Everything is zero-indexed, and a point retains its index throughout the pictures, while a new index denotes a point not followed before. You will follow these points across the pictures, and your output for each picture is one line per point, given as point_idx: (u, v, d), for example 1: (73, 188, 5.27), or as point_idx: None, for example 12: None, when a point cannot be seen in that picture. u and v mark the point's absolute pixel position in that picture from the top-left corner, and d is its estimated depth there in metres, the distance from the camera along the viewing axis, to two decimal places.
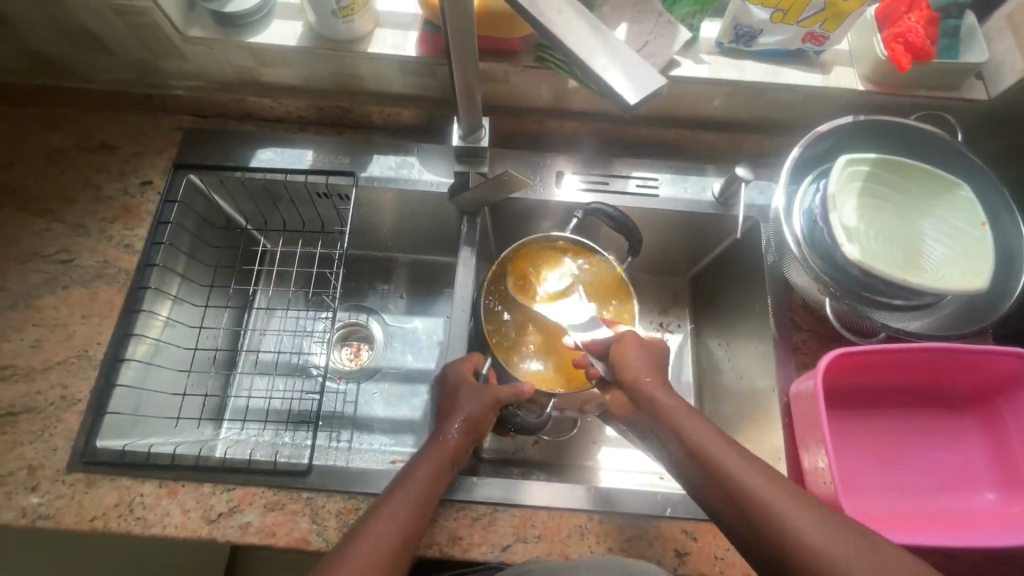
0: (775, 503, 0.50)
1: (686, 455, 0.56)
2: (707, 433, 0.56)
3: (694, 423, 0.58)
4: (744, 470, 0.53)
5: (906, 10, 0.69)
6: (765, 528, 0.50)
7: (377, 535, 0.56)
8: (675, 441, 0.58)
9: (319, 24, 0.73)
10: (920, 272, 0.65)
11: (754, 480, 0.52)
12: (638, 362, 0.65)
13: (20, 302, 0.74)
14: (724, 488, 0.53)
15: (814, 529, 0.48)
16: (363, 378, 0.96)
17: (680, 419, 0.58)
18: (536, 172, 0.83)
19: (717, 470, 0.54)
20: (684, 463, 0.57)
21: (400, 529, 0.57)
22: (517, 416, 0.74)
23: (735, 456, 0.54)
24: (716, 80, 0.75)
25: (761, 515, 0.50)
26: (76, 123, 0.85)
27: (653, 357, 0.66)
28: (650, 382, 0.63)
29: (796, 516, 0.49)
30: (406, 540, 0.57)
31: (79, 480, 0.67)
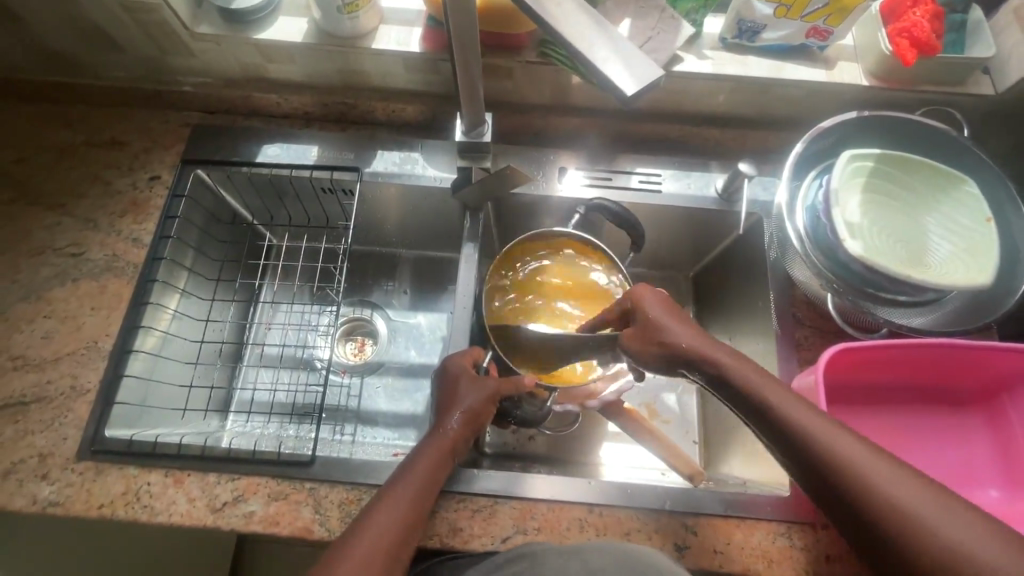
0: (847, 452, 0.50)
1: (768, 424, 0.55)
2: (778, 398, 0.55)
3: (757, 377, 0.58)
4: (813, 425, 0.53)
5: (911, 5, 0.69)
6: (838, 479, 0.49)
7: (384, 523, 0.57)
8: (736, 396, 0.58)
9: (325, 20, 0.74)
10: (924, 268, 0.65)
11: (821, 433, 0.52)
12: (666, 326, 0.63)
13: (32, 294, 0.76)
14: (792, 440, 0.53)
15: (890, 479, 0.47)
16: (366, 372, 0.97)
17: (738, 374, 0.59)
18: (539, 167, 0.84)
19: (782, 423, 0.54)
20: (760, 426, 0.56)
21: (405, 519, 0.58)
22: (518, 410, 0.77)
23: (800, 409, 0.54)
24: (720, 75, 0.75)
25: (833, 466, 0.50)
26: (86, 119, 0.86)
27: (680, 316, 0.64)
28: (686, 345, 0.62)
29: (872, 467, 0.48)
30: (414, 527, 0.58)
31: (88, 469, 0.68)
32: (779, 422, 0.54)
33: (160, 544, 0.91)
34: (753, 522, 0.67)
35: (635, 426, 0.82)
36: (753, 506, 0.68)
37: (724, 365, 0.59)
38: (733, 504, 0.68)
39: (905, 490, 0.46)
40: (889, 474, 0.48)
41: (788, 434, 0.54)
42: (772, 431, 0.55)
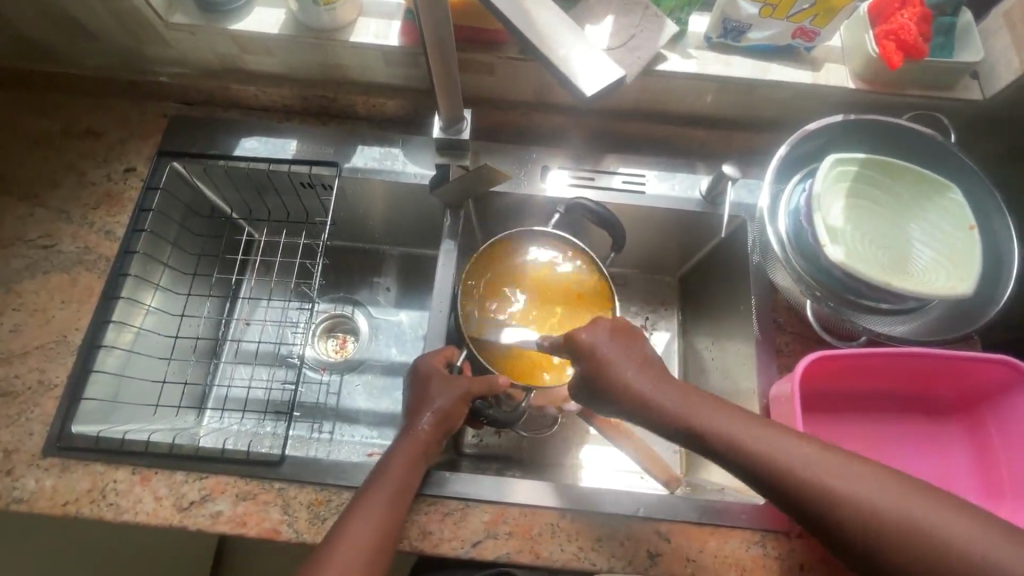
0: (799, 457, 0.51)
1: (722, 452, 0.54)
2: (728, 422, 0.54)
3: (689, 403, 0.56)
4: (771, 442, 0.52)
5: (899, 6, 0.67)
6: (787, 483, 0.51)
7: (363, 526, 0.57)
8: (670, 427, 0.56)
9: (302, 12, 0.72)
10: (904, 275, 0.64)
11: (773, 446, 0.52)
12: (601, 350, 0.60)
13: (1, 286, 0.74)
14: (743, 458, 0.52)
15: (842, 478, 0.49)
16: (346, 370, 0.96)
17: (677, 401, 0.56)
18: (521, 166, 0.82)
19: (734, 443, 0.53)
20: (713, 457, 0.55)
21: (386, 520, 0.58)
22: (490, 408, 0.71)
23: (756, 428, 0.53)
24: (704, 76, 0.73)
25: (781, 473, 0.51)
26: (62, 107, 0.84)
27: (625, 345, 0.61)
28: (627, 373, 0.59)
29: (838, 470, 0.50)
30: (392, 525, 0.58)
31: (54, 465, 0.67)
32: (731, 440, 0.53)
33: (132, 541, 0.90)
34: (727, 529, 0.66)
35: (611, 430, 0.78)
36: (727, 514, 0.67)
37: (663, 396, 0.57)
38: (707, 511, 0.67)
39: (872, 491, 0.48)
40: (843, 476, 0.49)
41: (738, 453, 0.53)
42: (719, 453, 0.54)
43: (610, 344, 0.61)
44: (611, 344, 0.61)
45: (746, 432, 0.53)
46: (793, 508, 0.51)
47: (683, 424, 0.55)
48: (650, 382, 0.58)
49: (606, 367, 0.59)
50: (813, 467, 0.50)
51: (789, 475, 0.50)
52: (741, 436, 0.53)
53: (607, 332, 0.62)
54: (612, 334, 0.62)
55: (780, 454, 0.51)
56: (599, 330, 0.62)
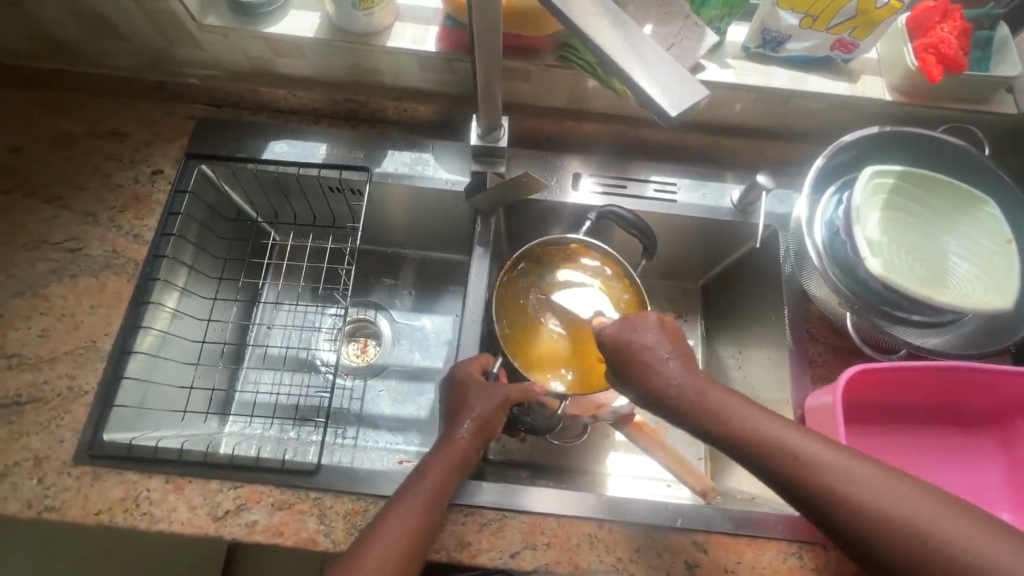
0: (822, 456, 0.52)
1: (744, 446, 0.55)
2: (752, 414, 0.56)
3: (720, 399, 0.57)
4: (795, 438, 0.53)
5: (939, 20, 0.67)
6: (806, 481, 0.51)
7: (393, 532, 0.57)
8: (698, 419, 0.57)
9: (339, 16, 0.72)
10: (943, 288, 0.64)
11: (798, 442, 0.53)
12: (644, 342, 0.61)
13: (28, 290, 0.73)
14: (767, 455, 0.54)
15: (865, 475, 0.50)
16: (369, 375, 0.95)
17: (708, 394, 0.58)
18: (552, 172, 0.82)
19: (758, 437, 0.54)
20: (736, 452, 0.56)
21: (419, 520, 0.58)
22: (528, 416, 0.71)
23: (781, 425, 0.55)
24: (741, 86, 0.73)
25: (800, 471, 0.52)
26: (86, 108, 0.83)
27: (672, 337, 0.62)
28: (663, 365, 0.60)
29: (864, 474, 0.50)
30: (425, 533, 0.58)
31: (85, 473, 0.66)
32: (756, 436, 0.54)
33: (153, 548, 0.89)
34: (764, 540, 0.67)
35: (643, 438, 0.79)
36: (763, 525, 0.67)
37: (696, 388, 0.58)
38: (744, 522, 0.67)
39: (896, 501, 0.48)
40: (866, 473, 0.50)
41: (763, 449, 0.54)
42: (742, 449, 0.55)
43: (652, 338, 0.62)
44: (657, 335, 0.62)
45: (772, 430, 0.54)
46: (813, 510, 0.52)
47: (711, 416, 0.57)
48: (685, 375, 0.59)
49: (644, 359, 0.60)
50: (838, 470, 0.51)
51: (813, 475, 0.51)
52: (768, 435, 0.54)
53: (651, 326, 0.62)
54: (658, 327, 0.63)
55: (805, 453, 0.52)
56: (648, 323, 0.63)
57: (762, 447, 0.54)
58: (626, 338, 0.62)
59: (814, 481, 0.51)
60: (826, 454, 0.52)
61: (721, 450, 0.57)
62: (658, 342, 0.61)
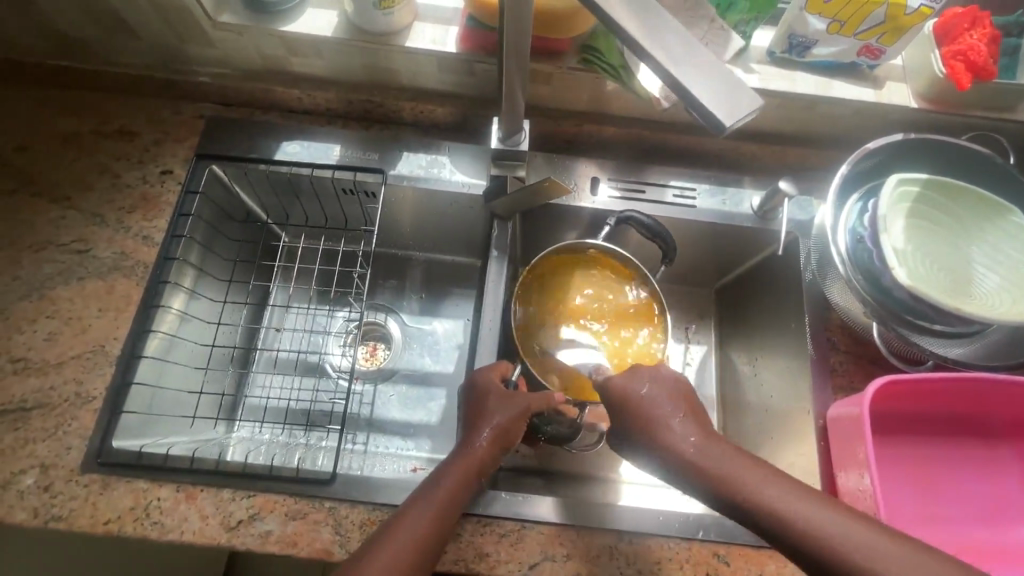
0: (828, 521, 0.49)
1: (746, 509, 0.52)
2: (753, 473, 0.53)
3: (719, 455, 0.55)
4: (799, 502, 0.51)
5: (968, 26, 0.67)
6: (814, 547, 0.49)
7: (399, 547, 0.54)
8: (701, 481, 0.55)
9: (357, 15, 0.70)
10: (971, 299, 0.63)
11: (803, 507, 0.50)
12: (648, 399, 0.61)
13: (34, 292, 0.71)
14: (773, 519, 0.51)
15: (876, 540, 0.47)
16: (380, 380, 0.93)
17: (710, 454, 0.55)
18: (570, 176, 0.81)
19: (762, 501, 0.52)
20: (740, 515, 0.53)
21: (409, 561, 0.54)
22: (549, 425, 0.71)
23: (784, 486, 0.52)
24: (766, 91, 0.72)
25: (807, 537, 0.49)
26: (94, 106, 0.81)
27: (676, 394, 0.62)
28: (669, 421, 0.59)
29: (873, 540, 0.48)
30: (436, 542, 0.57)
31: (94, 482, 0.64)
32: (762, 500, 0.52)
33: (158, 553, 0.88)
34: (786, 552, 0.66)
35: None
36: None
37: (698, 446, 0.56)
38: None
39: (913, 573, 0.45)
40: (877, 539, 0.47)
41: (767, 512, 0.51)
42: (749, 514, 0.52)
43: (656, 394, 0.61)
44: (661, 391, 0.62)
45: (775, 492, 0.52)
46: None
47: (715, 478, 0.54)
48: (690, 431, 0.58)
49: (649, 415, 0.60)
50: (849, 538, 0.48)
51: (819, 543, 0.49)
52: (772, 499, 0.51)
53: (656, 382, 0.63)
54: (660, 381, 0.63)
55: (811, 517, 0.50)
56: (651, 378, 0.63)
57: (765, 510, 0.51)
58: (634, 391, 0.62)
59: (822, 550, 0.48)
60: (834, 519, 0.49)
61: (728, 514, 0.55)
62: (664, 399, 0.61)
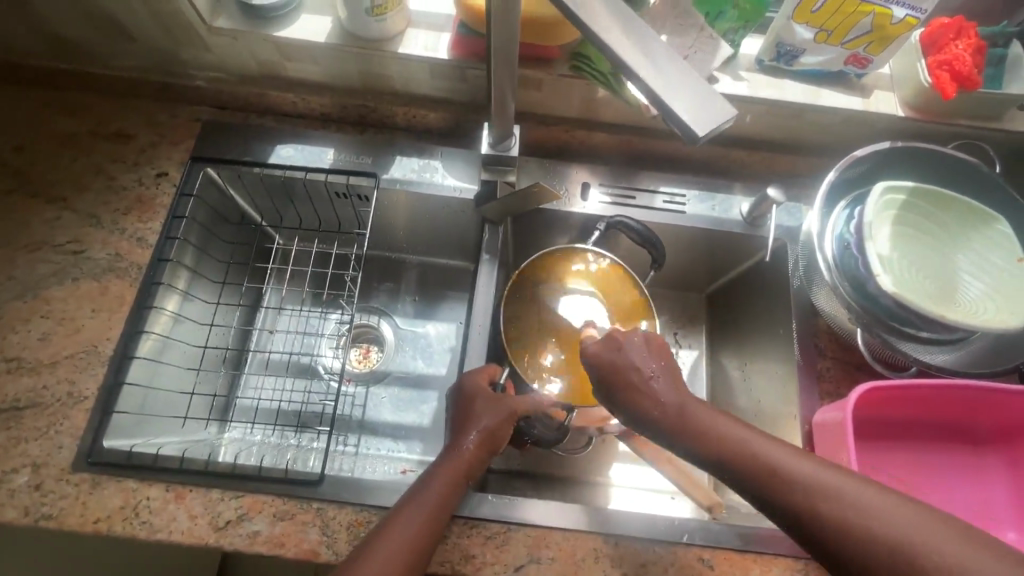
0: (804, 468, 0.52)
1: (726, 460, 0.55)
2: (733, 427, 0.57)
3: (702, 413, 0.58)
4: (777, 452, 0.54)
5: (954, 36, 0.67)
6: (788, 491, 0.52)
7: (393, 544, 0.56)
8: (684, 437, 0.58)
9: (350, 21, 0.71)
10: (955, 307, 0.64)
11: (781, 456, 0.53)
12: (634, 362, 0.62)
13: (28, 293, 0.72)
14: (753, 474, 0.53)
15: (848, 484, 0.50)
16: (372, 382, 0.94)
17: (691, 412, 0.58)
18: (561, 181, 0.82)
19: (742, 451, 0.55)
20: (718, 467, 0.56)
21: (410, 543, 0.57)
22: (535, 429, 0.72)
23: (765, 440, 0.55)
24: (754, 98, 0.73)
25: (783, 481, 0.52)
26: (90, 109, 0.82)
27: (664, 359, 0.63)
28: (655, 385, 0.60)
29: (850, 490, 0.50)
30: (427, 543, 0.58)
31: (84, 481, 0.65)
32: (744, 455, 0.54)
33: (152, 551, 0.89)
34: (770, 557, 0.66)
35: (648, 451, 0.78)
36: (771, 541, 0.67)
37: (684, 405, 0.59)
38: (750, 538, 0.67)
39: (884, 512, 0.48)
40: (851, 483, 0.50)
41: (749, 467, 0.54)
42: (730, 469, 0.55)
43: (645, 359, 0.62)
44: (646, 354, 0.62)
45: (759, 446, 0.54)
46: (794, 523, 0.51)
47: (697, 433, 0.57)
48: (679, 394, 0.60)
49: (633, 376, 0.61)
50: (824, 481, 0.51)
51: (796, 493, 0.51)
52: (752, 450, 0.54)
53: (645, 347, 0.63)
54: (645, 343, 0.63)
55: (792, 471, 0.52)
56: (636, 340, 0.63)
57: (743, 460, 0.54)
58: (620, 355, 0.62)
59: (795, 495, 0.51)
60: (812, 472, 0.52)
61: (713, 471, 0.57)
62: (649, 364, 0.62)
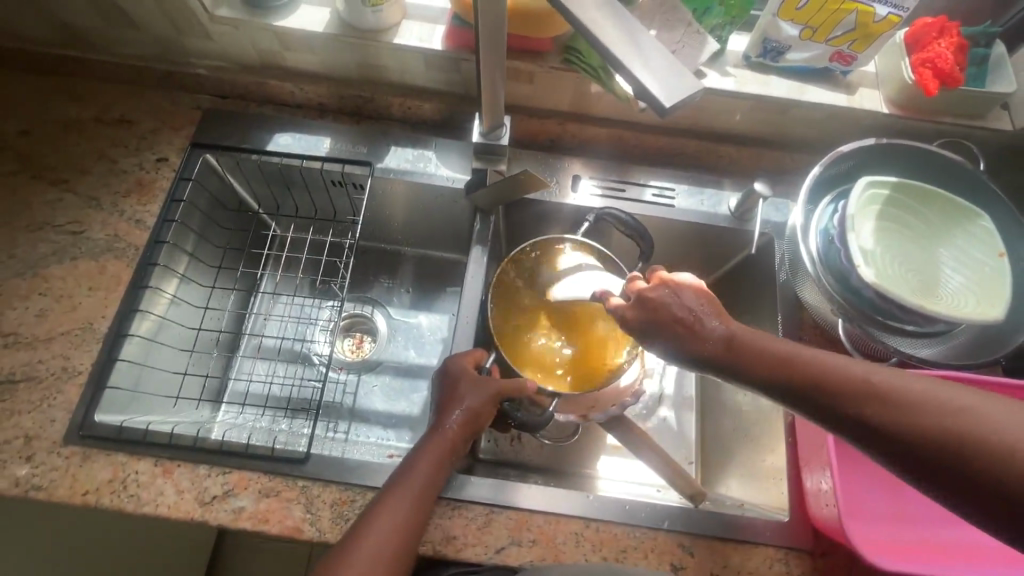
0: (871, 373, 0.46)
1: (783, 378, 0.50)
2: (791, 346, 0.51)
3: (758, 336, 0.53)
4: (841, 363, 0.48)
5: (937, 35, 0.69)
6: (857, 397, 0.46)
7: (383, 521, 0.57)
8: (738, 361, 0.52)
9: (348, 11, 0.73)
10: (937, 299, 0.64)
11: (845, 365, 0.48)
12: (672, 302, 0.55)
13: (28, 270, 0.74)
14: (853, 395, 0.46)
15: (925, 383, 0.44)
16: (364, 370, 0.94)
17: (744, 337, 0.53)
18: (553, 174, 0.84)
19: (801, 364, 0.49)
20: (779, 390, 0.50)
21: (405, 517, 0.58)
22: (519, 412, 0.69)
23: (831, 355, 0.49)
24: (741, 94, 0.75)
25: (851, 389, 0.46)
26: (96, 96, 0.85)
27: (711, 298, 0.56)
28: (700, 326, 0.54)
29: (982, 404, 0.41)
30: (418, 519, 0.59)
31: (74, 454, 0.66)
32: (819, 373, 0.48)
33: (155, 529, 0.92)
34: (751, 546, 0.67)
35: (634, 439, 0.78)
36: (752, 531, 0.67)
37: (735, 335, 0.53)
38: (731, 527, 0.67)
39: (966, 408, 0.41)
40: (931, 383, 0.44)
41: (847, 389, 0.46)
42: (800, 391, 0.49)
43: (690, 299, 0.55)
44: (688, 299, 0.55)
45: (841, 362, 0.48)
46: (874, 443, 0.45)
47: (753, 354, 0.52)
48: (733, 327, 0.54)
49: (676, 313, 0.55)
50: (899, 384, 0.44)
51: (892, 406, 0.44)
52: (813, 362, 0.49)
53: (687, 289, 0.56)
54: (683, 290, 0.56)
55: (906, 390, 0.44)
56: (680, 288, 0.56)
57: (803, 376, 0.49)
58: (660, 305, 0.55)
59: (864, 402, 0.45)
60: (891, 378, 0.45)
61: (790, 404, 0.50)
62: (690, 310, 0.55)
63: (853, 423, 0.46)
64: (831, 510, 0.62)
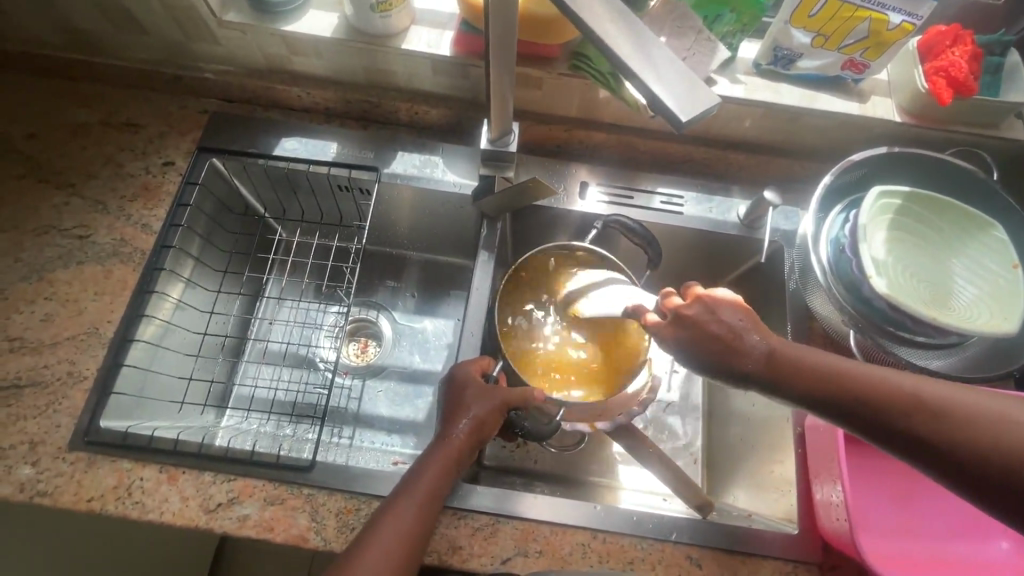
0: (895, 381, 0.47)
1: (816, 390, 0.50)
2: (824, 356, 0.51)
3: (788, 346, 0.53)
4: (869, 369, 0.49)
5: (950, 44, 0.69)
6: (885, 406, 0.47)
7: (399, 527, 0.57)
8: (768, 371, 0.52)
9: (356, 16, 0.73)
10: (949, 311, 0.63)
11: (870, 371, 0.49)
12: (713, 321, 0.54)
13: (34, 274, 0.74)
14: (878, 402, 0.47)
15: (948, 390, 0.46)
16: (369, 375, 0.93)
17: (775, 348, 0.52)
18: (560, 180, 0.83)
19: (832, 372, 0.50)
20: (812, 402, 0.51)
21: (421, 521, 0.58)
22: (525, 421, 0.73)
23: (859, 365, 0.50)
24: (750, 101, 0.74)
25: (879, 399, 0.47)
26: (104, 100, 0.85)
27: (748, 311, 0.54)
28: (744, 345, 0.52)
29: (1000, 406, 0.44)
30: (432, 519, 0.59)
31: (80, 460, 0.66)
32: (847, 382, 0.49)
33: (157, 534, 0.92)
34: (760, 558, 0.66)
35: (640, 448, 0.78)
36: (762, 543, 0.66)
37: (777, 351, 0.52)
38: (740, 540, 0.66)
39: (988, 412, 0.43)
40: (953, 391, 0.46)
41: (872, 397, 0.48)
42: (833, 401, 0.49)
43: (729, 316, 0.54)
44: (733, 318, 0.53)
45: (870, 370, 0.49)
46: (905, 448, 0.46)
47: (783, 366, 0.52)
48: (771, 340, 0.53)
49: (718, 334, 0.53)
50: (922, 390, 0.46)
51: (917, 413, 0.45)
52: (842, 370, 0.50)
53: (726, 306, 0.54)
54: (724, 307, 0.54)
55: (924, 394, 0.46)
56: (723, 305, 0.54)
57: (836, 385, 0.49)
58: (701, 324, 0.54)
59: (893, 411, 0.46)
60: (915, 384, 0.47)
61: (811, 410, 0.52)
62: (735, 329, 0.53)
63: (878, 427, 0.47)
64: (840, 523, 0.62)
